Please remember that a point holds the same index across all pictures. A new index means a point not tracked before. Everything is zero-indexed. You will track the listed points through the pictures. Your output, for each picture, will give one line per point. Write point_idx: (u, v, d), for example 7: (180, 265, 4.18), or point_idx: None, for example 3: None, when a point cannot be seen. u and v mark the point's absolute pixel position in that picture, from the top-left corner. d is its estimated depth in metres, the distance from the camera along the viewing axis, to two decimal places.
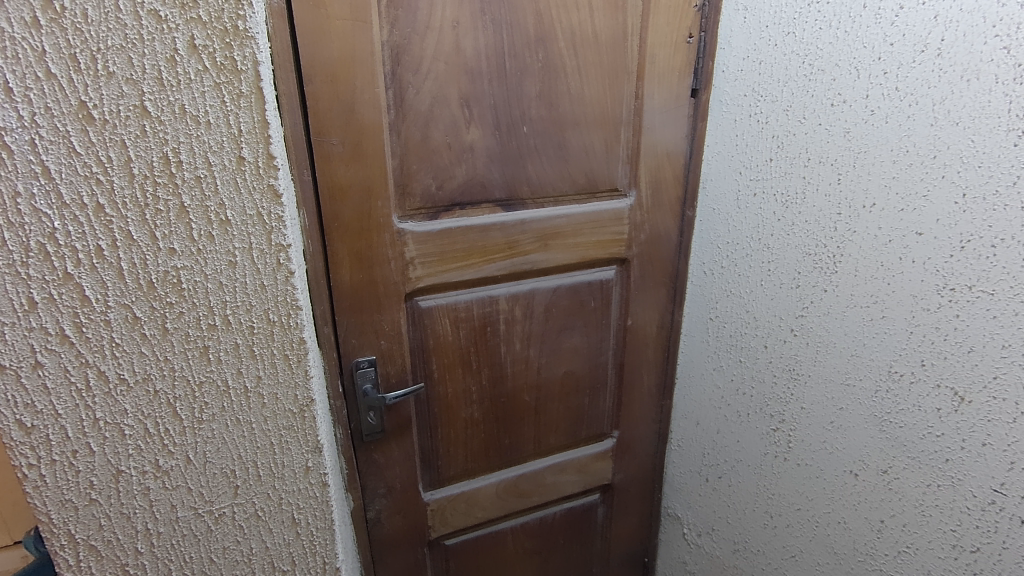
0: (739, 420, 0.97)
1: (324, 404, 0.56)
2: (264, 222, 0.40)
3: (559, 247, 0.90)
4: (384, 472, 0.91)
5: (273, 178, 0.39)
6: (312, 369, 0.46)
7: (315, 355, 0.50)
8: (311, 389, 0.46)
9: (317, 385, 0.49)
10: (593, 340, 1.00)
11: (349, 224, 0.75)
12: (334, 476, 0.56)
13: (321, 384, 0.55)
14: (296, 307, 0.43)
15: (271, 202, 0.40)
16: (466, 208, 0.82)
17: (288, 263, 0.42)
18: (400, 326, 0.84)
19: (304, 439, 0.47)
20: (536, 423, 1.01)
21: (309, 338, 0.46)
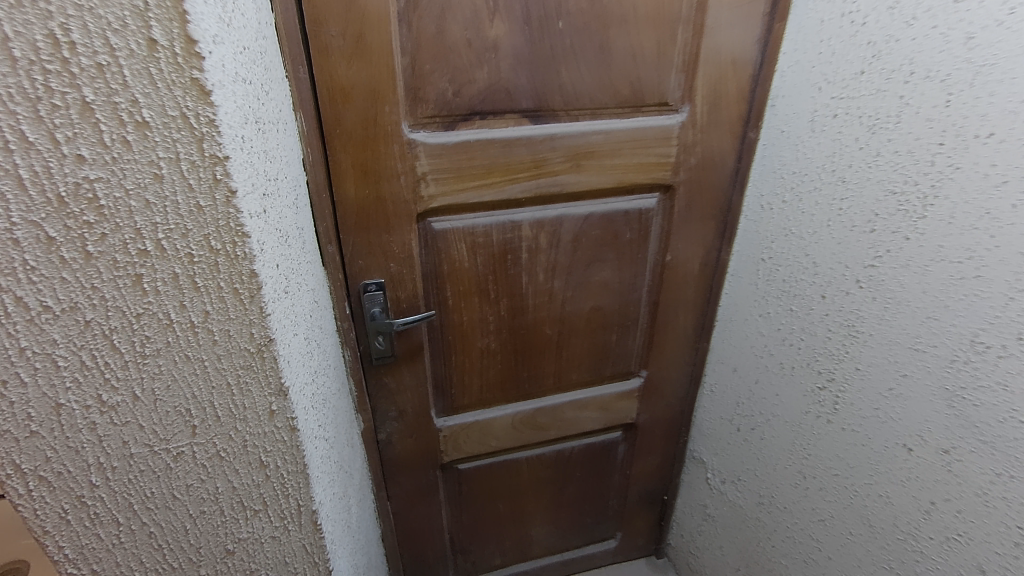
0: (781, 372, 0.88)
1: (301, 337, 0.51)
2: (190, 125, 0.32)
3: (594, 168, 0.78)
4: (394, 396, 0.89)
5: (195, 68, 0.31)
6: (270, 304, 0.40)
7: (280, 283, 0.43)
8: (269, 326, 0.40)
9: (281, 320, 0.42)
10: (626, 275, 0.90)
11: (353, 132, 0.67)
12: (312, 412, 0.51)
13: (296, 313, 0.49)
14: (243, 232, 0.36)
15: (197, 100, 0.31)
16: (488, 118, 0.71)
17: (224, 176, 0.34)
18: (411, 249, 0.77)
19: (266, 380, 0.41)
20: (557, 358, 0.95)
21: (265, 266, 0.39)
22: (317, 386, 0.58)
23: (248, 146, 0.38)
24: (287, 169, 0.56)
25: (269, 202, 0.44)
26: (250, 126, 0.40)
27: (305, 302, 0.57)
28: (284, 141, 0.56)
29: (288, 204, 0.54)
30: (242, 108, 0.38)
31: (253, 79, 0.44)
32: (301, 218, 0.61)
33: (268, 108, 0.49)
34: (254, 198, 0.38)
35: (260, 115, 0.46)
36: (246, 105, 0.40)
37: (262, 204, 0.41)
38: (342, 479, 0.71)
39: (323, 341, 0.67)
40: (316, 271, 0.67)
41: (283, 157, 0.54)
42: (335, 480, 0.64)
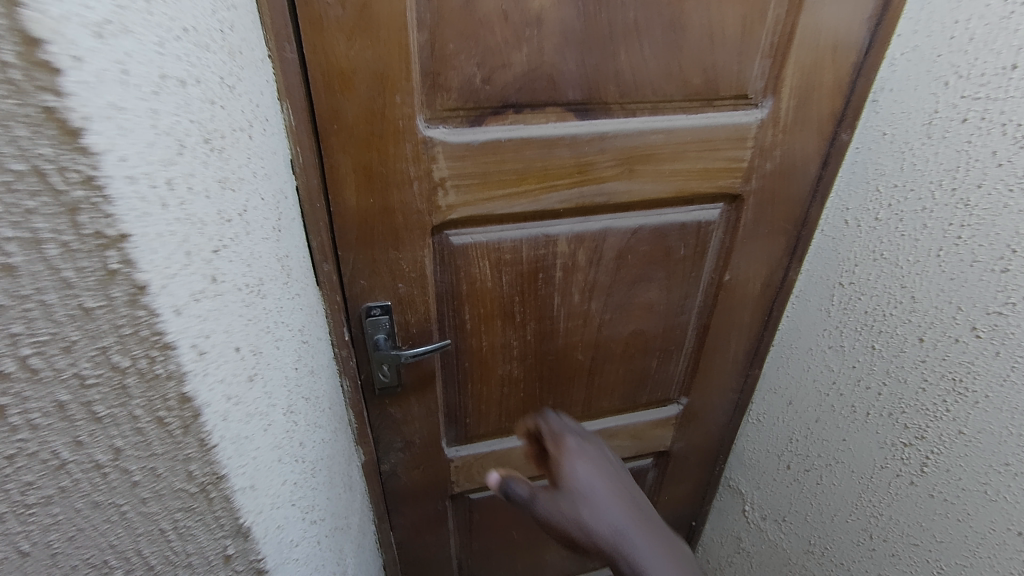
0: (851, 417, 0.75)
1: (277, 423, 0.38)
2: (52, 185, 0.18)
3: (650, 175, 0.63)
4: (401, 427, 0.77)
5: (46, 89, 0.17)
6: (214, 430, 0.27)
7: (239, 377, 0.30)
8: (214, 459, 0.27)
9: (236, 439, 0.29)
10: (675, 296, 0.76)
11: (355, 128, 0.53)
12: (292, 517, 0.39)
13: (269, 395, 0.36)
14: (163, 341, 0.23)
15: (58, 145, 0.18)
16: (524, 112, 0.57)
17: (121, 263, 0.21)
18: (424, 267, 0.63)
19: (216, 523, 0.28)
20: (588, 386, 0.82)
21: (205, 375, 0.26)
22: (303, 461, 0.46)
23: (180, 195, 0.25)
24: (265, 186, 0.43)
25: (226, 257, 0.31)
26: (186, 160, 0.26)
27: (287, 360, 0.44)
28: (261, 147, 0.43)
29: (263, 239, 0.40)
30: (170, 135, 0.25)
31: (203, 78, 0.30)
32: (286, 242, 0.48)
33: (232, 112, 0.35)
34: (189, 278, 0.25)
35: (216, 128, 0.32)
36: (181, 126, 0.26)
37: (208, 274, 0.28)
38: (336, 541, 0.60)
39: (315, 387, 0.55)
40: (307, 299, 0.55)
41: (259, 174, 0.41)
42: (325, 559, 0.52)
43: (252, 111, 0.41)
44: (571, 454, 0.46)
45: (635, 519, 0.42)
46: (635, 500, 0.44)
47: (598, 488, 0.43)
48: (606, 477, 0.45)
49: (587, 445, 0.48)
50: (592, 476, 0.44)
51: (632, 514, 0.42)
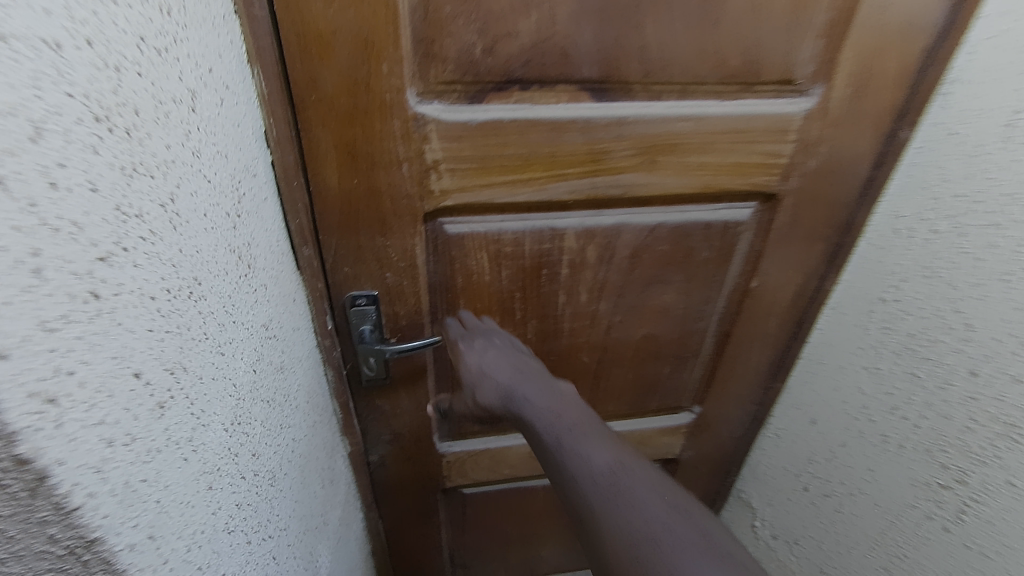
0: (881, 446, 0.67)
1: (208, 444, 0.33)
2: None
3: (673, 167, 0.55)
4: (390, 420, 0.73)
5: None
6: (77, 489, 0.21)
7: (134, 408, 0.25)
8: (80, 520, 0.22)
9: (121, 489, 0.24)
10: (694, 301, 0.69)
11: (335, 99, 0.47)
12: (223, 546, 0.35)
13: (196, 416, 0.32)
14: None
15: None
16: (532, 90, 0.50)
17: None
18: (414, 257, 0.57)
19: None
20: (593, 390, 0.76)
21: (51, 438, 0.20)
22: (255, 473, 0.42)
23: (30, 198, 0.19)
24: (214, 168, 0.37)
25: (127, 264, 0.25)
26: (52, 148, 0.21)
27: (237, 364, 0.39)
28: (211, 121, 0.37)
29: (203, 230, 0.35)
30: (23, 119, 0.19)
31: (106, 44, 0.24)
32: (247, 228, 0.43)
33: (160, 82, 0.30)
34: (32, 305, 0.19)
35: (125, 103, 0.26)
36: (43, 106, 0.20)
37: (86, 292, 0.22)
38: (306, 543, 0.56)
39: (284, 386, 0.50)
40: (278, 289, 0.49)
41: (203, 154, 0.35)
42: (285, 570, 0.49)
43: (200, 79, 0.35)
44: (470, 346, 0.59)
45: (526, 364, 0.58)
46: (522, 366, 0.58)
47: (490, 358, 0.58)
48: (496, 354, 0.59)
49: (495, 328, 0.63)
50: (485, 355, 0.58)
51: (517, 372, 0.56)
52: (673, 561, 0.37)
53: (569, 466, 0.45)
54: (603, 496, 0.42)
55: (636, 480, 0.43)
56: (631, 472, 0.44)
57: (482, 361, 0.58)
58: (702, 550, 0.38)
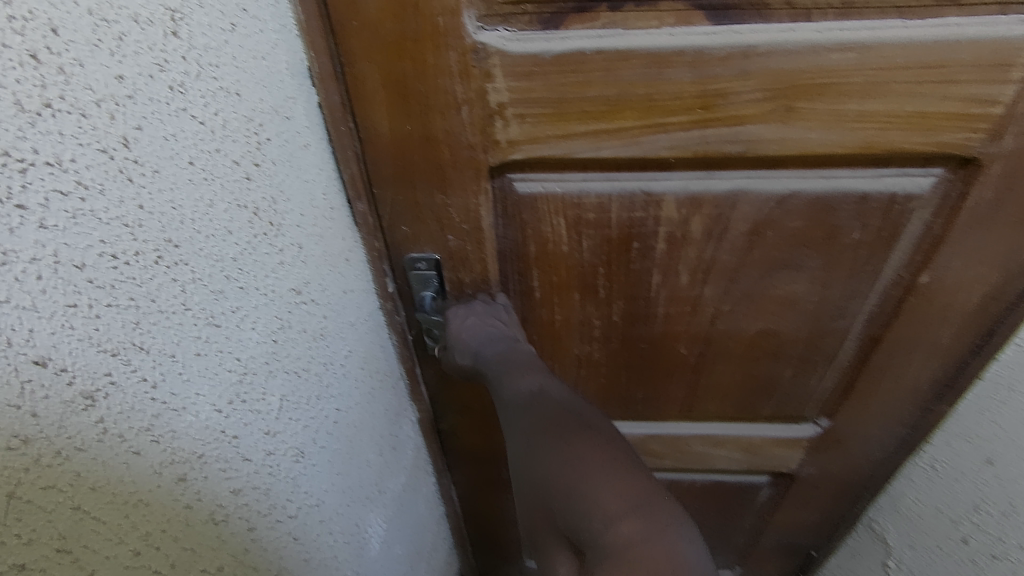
0: None
1: (180, 431, 0.29)
2: None
3: (820, 117, 0.41)
4: (458, 390, 0.68)
5: None
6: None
7: (27, 402, 0.21)
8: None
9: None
10: (834, 295, 0.53)
11: (378, 25, 0.38)
12: (201, 527, 0.32)
13: (160, 399, 0.28)
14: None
15: None
16: (626, 9, 0.37)
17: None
18: (479, 218, 0.49)
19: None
20: (691, 386, 0.64)
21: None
22: (270, 453, 0.37)
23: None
24: (213, 108, 0.30)
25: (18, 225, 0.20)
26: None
27: (246, 336, 0.34)
28: (210, 49, 0.30)
29: (188, 182, 0.29)
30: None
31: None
32: (272, 179, 0.36)
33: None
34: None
35: (29, 16, 0.20)
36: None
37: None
38: (351, 515, 0.52)
39: (326, 354, 0.45)
40: (322, 249, 0.44)
41: (191, 90, 0.28)
42: (314, 550, 0.45)
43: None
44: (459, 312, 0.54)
45: (508, 327, 0.54)
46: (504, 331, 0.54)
47: (476, 324, 0.53)
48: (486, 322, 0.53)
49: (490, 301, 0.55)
50: (473, 323, 0.53)
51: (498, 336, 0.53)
52: (558, 439, 0.39)
53: (503, 394, 0.47)
54: (521, 408, 0.44)
55: (557, 414, 0.41)
56: (548, 389, 0.45)
57: (469, 329, 0.53)
58: (585, 430, 0.39)
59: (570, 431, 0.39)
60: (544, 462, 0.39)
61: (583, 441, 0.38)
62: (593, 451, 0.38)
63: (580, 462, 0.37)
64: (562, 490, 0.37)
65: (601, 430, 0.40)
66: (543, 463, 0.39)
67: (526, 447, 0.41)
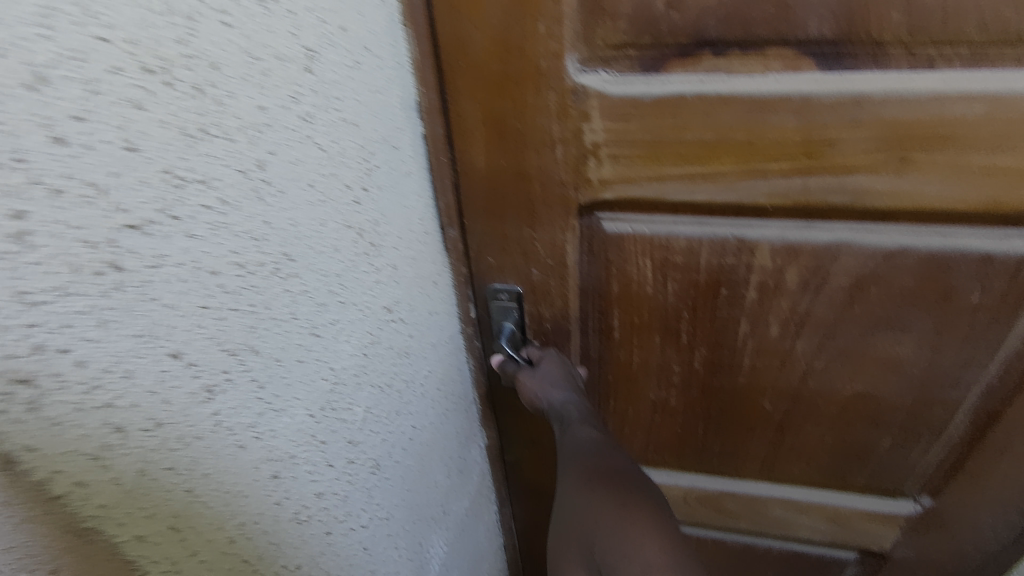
0: None
1: (278, 431, 0.31)
2: None
3: (939, 171, 0.38)
4: (527, 424, 0.67)
5: None
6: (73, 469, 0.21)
7: (161, 389, 0.24)
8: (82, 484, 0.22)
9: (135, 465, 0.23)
10: (946, 361, 0.48)
11: (484, 67, 0.40)
12: (289, 521, 0.33)
13: (265, 400, 0.29)
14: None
15: None
16: (731, 55, 0.37)
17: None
18: (565, 254, 0.49)
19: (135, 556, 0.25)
20: (774, 445, 0.60)
21: (20, 423, 0.19)
22: (351, 461, 0.39)
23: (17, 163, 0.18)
24: (333, 137, 0.33)
25: (173, 237, 0.23)
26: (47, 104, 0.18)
27: (341, 348, 0.36)
28: (337, 84, 0.32)
29: (309, 202, 0.31)
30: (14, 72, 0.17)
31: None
32: (377, 204, 0.38)
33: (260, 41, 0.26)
34: (9, 274, 0.18)
35: (198, 56, 0.23)
36: (52, 49, 0.18)
37: (101, 263, 0.20)
38: (417, 533, 0.53)
39: (408, 372, 0.46)
40: (413, 272, 0.45)
41: (317, 119, 0.31)
42: (379, 562, 0.46)
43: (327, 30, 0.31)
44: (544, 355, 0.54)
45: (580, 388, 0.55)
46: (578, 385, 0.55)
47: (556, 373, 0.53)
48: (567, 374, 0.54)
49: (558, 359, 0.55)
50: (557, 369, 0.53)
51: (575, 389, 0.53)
52: (612, 490, 0.45)
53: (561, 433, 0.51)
54: (581, 450, 0.49)
55: (613, 462, 0.47)
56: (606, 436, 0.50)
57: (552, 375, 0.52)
58: (632, 486, 0.45)
59: (621, 485, 0.45)
60: (594, 507, 0.44)
61: (633, 499, 0.44)
62: (635, 508, 0.43)
63: (626, 516, 0.42)
64: (604, 534, 0.42)
65: (646, 489, 0.45)
66: (593, 506, 0.44)
67: (582, 484, 0.46)
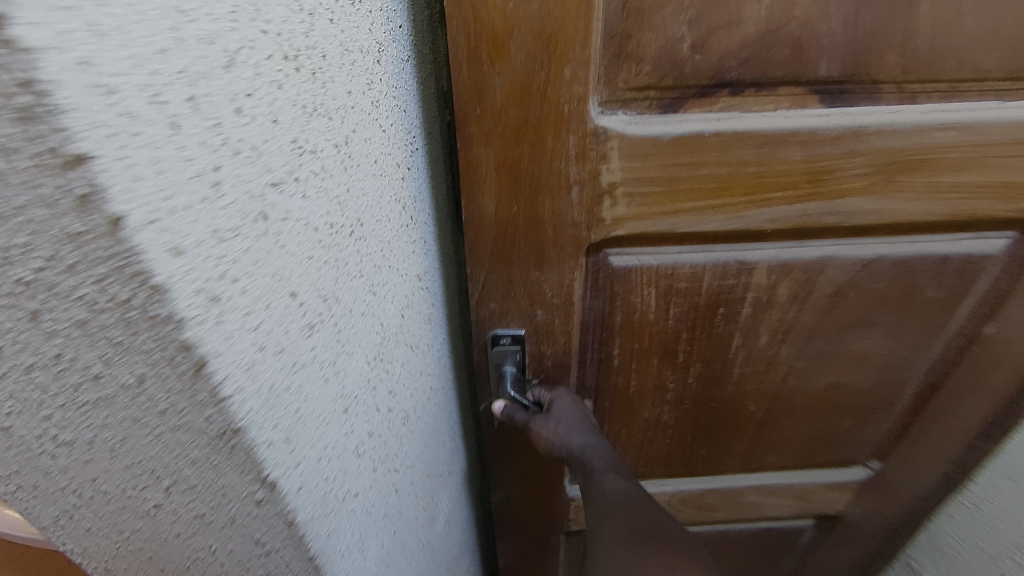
0: None
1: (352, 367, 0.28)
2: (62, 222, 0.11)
3: (916, 189, 0.42)
4: (518, 460, 0.65)
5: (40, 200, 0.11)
6: (229, 377, 0.17)
7: (297, 297, 0.21)
8: (238, 416, 0.17)
9: (268, 398, 0.19)
10: (903, 348, 0.55)
11: (502, 112, 0.38)
12: (353, 467, 0.29)
13: (343, 342, 0.26)
14: (152, 286, 0.13)
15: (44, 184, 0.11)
16: (746, 94, 0.38)
17: (19, 91, 0.10)
18: (572, 293, 0.48)
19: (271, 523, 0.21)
20: (754, 441, 0.65)
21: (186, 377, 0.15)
22: (389, 410, 0.36)
23: (213, 109, 0.15)
24: (391, 120, 0.34)
25: (298, 190, 0.20)
26: (231, 63, 0.16)
27: (387, 305, 0.35)
28: (396, 78, 0.35)
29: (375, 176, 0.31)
30: (213, 40, 0.15)
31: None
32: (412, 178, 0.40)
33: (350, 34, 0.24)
34: (210, 216, 0.15)
35: (313, 46, 0.21)
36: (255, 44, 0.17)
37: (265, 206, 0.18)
38: (427, 487, 0.50)
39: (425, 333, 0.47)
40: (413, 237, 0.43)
41: (383, 104, 0.32)
42: (405, 507, 0.42)
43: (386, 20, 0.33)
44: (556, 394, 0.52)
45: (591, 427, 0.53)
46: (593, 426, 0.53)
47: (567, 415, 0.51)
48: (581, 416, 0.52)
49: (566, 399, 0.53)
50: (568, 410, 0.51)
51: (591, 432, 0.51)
52: (658, 551, 0.40)
53: (591, 488, 0.48)
54: (616, 504, 0.45)
55: (655, 521, 0.43)
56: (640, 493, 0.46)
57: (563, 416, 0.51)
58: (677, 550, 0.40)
59: (666, 548, 0.40)
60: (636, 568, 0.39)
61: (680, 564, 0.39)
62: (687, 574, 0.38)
63: None
64: None
65: (691, 556, 0.40)
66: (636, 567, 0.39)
67: (620, 541, 0.41)
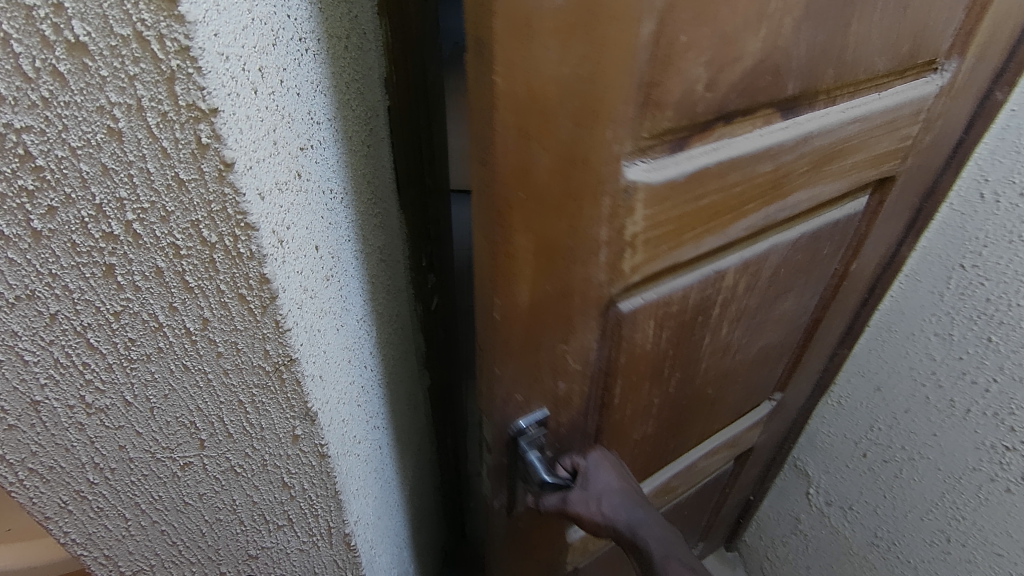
0: (946, 414, 0.72)
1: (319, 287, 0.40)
2: (152, 52, 0.23)
3: (832, 174, 0.50)
4: (525, 537, 0.59)
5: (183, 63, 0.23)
6: (288, 302, 0.33)
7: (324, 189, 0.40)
8: (287, 341, 0.34)
9: (308, 331, 0.36)
10: (806, 299, 0.65)
11: (546, 190, 0.32)
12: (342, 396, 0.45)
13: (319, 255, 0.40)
14: (247, 222, 0.28)
15: (157, 11, 0.22)
16: (735, 121, 0.39)
17: (179, 48, 0.23)
18: (589, 354, 0.44)
19: (284, 401, 0.37)
20: (706, 417, 0.70)
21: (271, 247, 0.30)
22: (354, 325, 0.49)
23: (268, 78, 0.30)
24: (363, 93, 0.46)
25: (314, 157, 0.37)
26: (274, 42, 0.30)
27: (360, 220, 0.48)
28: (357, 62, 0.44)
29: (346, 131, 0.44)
30: (264, 21, 0.29)
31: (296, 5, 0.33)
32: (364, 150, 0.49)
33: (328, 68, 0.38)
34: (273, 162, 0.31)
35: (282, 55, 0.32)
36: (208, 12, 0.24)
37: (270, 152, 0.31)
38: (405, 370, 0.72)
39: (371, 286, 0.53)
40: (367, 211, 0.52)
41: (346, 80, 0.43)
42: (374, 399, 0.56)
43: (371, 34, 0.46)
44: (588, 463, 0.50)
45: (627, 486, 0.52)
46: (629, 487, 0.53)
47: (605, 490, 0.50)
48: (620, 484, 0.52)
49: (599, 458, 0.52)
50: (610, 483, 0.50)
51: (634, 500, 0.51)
52: None
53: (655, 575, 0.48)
54: None
55: None
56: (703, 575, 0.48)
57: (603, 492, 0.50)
58: None
59: None
60: None
61: None
62: None
63: None
64: None
65: None
66: None
67: None
